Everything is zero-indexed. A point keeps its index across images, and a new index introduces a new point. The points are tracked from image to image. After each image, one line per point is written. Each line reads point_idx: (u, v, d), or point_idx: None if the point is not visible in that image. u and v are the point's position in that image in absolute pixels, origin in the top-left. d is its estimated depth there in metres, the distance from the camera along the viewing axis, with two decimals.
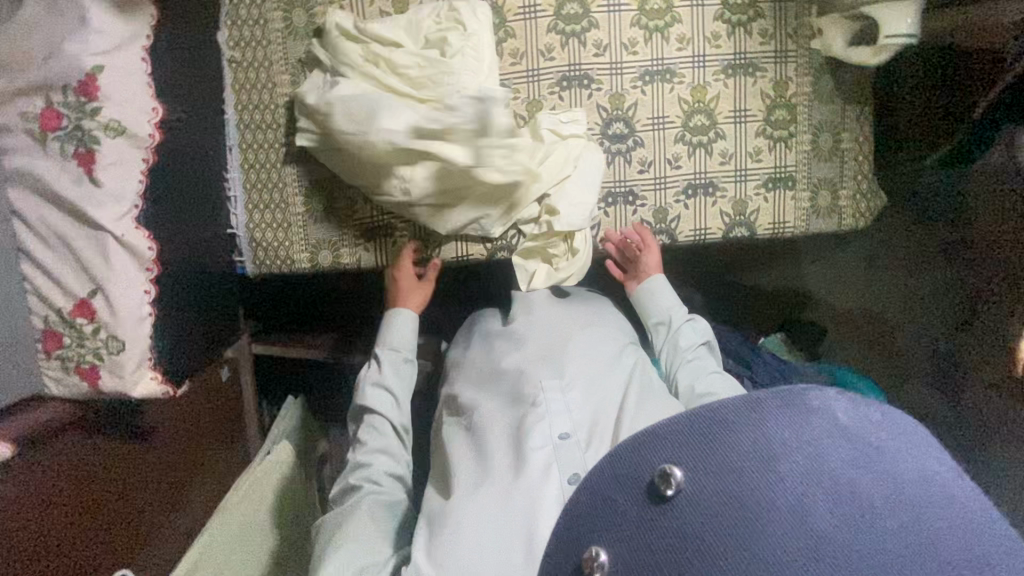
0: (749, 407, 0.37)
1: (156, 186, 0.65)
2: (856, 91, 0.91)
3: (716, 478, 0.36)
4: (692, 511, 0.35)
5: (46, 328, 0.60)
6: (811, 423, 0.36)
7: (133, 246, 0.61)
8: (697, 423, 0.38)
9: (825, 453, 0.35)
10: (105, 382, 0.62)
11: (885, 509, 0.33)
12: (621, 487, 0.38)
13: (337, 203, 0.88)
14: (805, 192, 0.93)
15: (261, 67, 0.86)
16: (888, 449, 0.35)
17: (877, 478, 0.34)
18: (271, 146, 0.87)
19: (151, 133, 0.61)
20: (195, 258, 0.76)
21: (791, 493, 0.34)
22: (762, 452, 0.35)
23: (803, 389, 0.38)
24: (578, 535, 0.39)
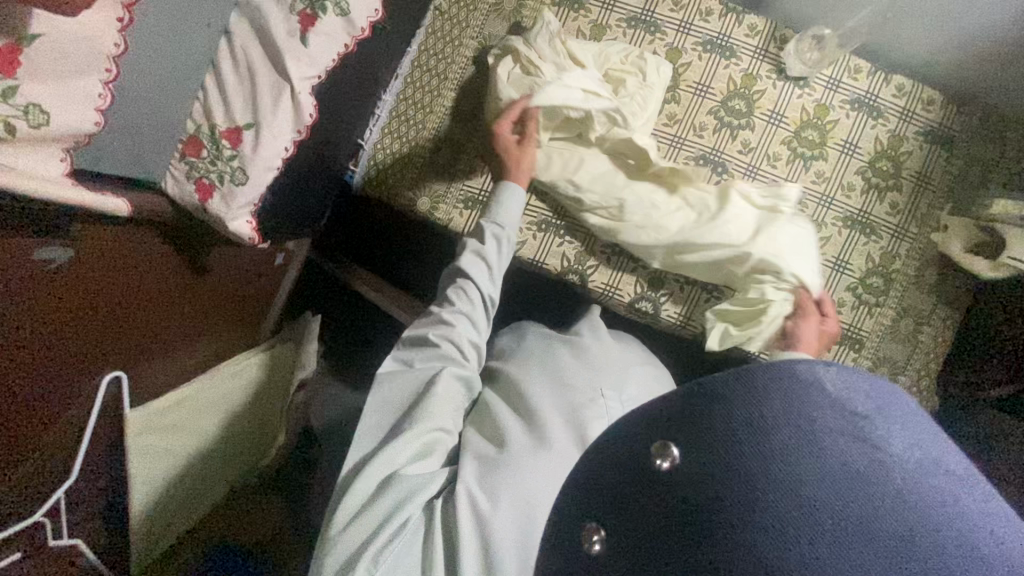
0: (737, 379, 0.31)
1: (340, 70, 0.72)
2: (953, 295, 0.94)
3: (712, 451, 0.30)
4: (686, 488, 0.30)
5: (194, 135, 0.66)
6: (817, 400, 0.29)
7: (299, 105, 0.66)
8: (687, 397, 0.32)
9: (826, 435, 0.28)
10: (213, 203, 0.66)
11: (906, 525, 0.25)
12: (616, 467, 0.33)
13: (458, 164, 0.94)
14: (867, 360, 0.94)
15: (457, 27, 0.95)
16: (898, 439, 0.29)
17: (884, 477, 0.27)
18: (431, 92, 0.95)
19: (363, 26, 0.68)
20: (326, 147, 0.81)
21: (794, 478, 0.28)
22: (754, 424, 0.29)
23: (790, 357, 0.31)
24: (577, 512, 0.34)
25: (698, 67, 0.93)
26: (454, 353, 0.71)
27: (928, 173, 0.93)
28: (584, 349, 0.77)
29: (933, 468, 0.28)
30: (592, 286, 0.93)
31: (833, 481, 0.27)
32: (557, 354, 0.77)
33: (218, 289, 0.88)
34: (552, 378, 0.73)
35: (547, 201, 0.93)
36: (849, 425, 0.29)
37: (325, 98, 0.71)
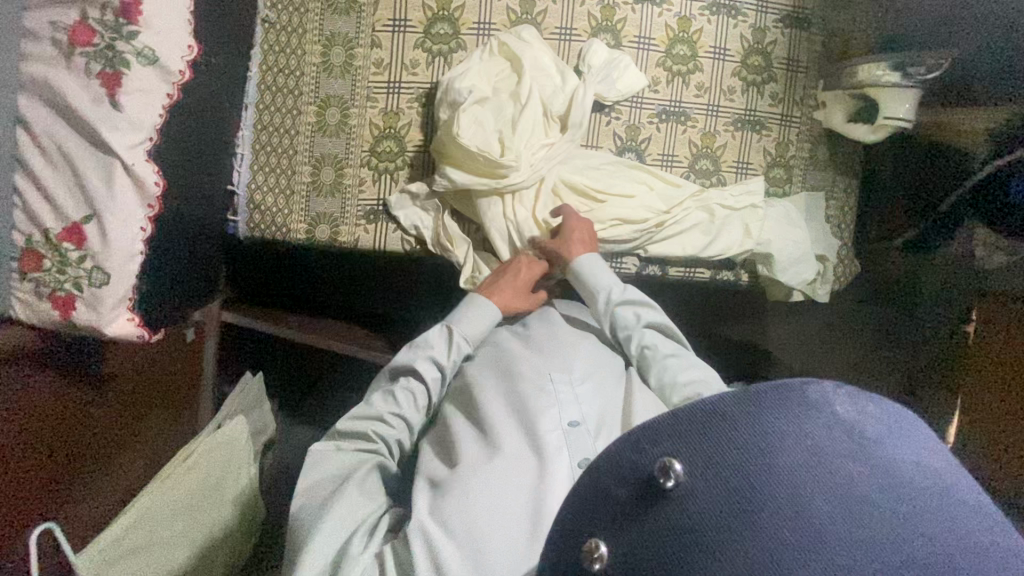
0: (740, 397, 0.35)
1: (174, 127, 0.64)
2: (847, 163, 0.99)
3: (719, 471, 0.33)
4: (693, 507, 0.32)
5: (27, 247, 0.57)
6: (814, 416, 0.34)
7: (138, 177, 0.58)
8: (694, 416, 0.35)
9: (828, 453, 0.32)
10: (79, 314, 0.58)
11: (892, 509, 0.30)
12: (617, 477, 0.35)
13: (346, 181, 0.88)
14: None
15: (294, 35, 0.87)
16: (888, 446, 0.33)
17: (874, 471, 0.31)
18: (290, 112, 0.87)
19: (181, 70, 0.60)
20: (190, 210, 0.73)
21: (803, 494, 0.31)
22: (760, 446, 0.33)
23: (799, 383, 0.35)
24: (576, 527, 0.36)
25: (555, 11, 0.90)
26: (388, 448, 0.68)
27: (795, 57, 0.95)
28: (537, 339, 0.76)
29: (918, 473, 0.32)
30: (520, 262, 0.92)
31: (831, 492, 0.31)
32: (506, 350, 0.75)
33: (131, 392, 0.80)
34: (506, 373, 0.71)
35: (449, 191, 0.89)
36: (844, 438, 0.33)
37: (166, 164, 0.63)
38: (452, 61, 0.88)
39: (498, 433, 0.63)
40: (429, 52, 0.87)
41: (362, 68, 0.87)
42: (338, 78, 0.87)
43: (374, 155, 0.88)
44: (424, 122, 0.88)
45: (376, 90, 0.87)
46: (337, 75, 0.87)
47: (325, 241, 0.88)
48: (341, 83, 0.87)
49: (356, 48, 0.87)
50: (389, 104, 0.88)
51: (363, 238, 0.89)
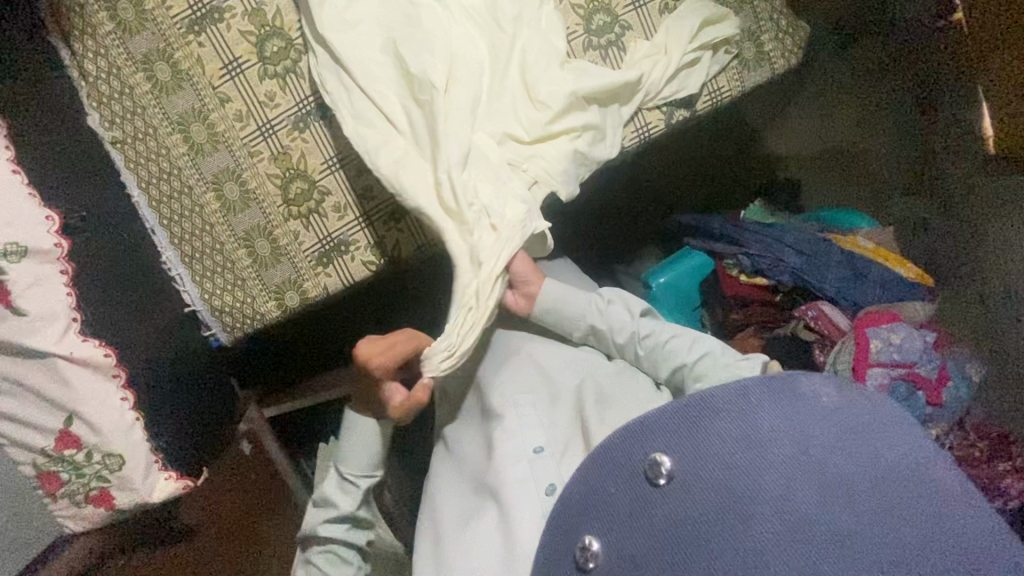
0: (738, 395, 0.58)
1: (101, 298, 0.71)
2: None
3: (706, 460, 0.56)
4: (687, 491, 0.55)
5: (41, 472, 0.67)
6: (796, 407, 0.56)
7: (91, 358, 0.67)
8: (686, 410, 0.60)
9: (808, 439, 0.54)
10: (119, 499, 0.69)
11: (834, 458, 0.52)
12: (619, 474, 0.61)
13: (281, 241, 0.85)
14: (729, 50, 0.90)
15: (148, 138, 0.81)
16: (845, 434, 0.54)
17: (840, 450, 0.53)
18: (194, 210, 0.83)
19: (56, 243, 0.67)
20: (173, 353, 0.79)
21: (764, 470, 0.53)
22: (753, 438, 0.55)
23: (797, 382, 0.58)
24: (577, 524, 0.62)
25: None
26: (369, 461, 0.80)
27: None
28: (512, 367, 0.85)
29: (869, 448, 0.53)
30: None
31: (795, 463, 0.52)
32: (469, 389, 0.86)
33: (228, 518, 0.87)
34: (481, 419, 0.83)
35: (378, 191, 0.86)
36: (843, 443, 0.53)
37: (117, 334, 0.71)
38: (305, 73, 0.82)
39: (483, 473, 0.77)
40: (279, 77, 0.82)
41: (227, 129, 0.82)
42: (214, 154, 0.82)
43: (291, 202, 0.84)
44: (317, 144, 0.83)
45: (253, 142, 0.82)
46: (210, 151, 0.82)
47: (298, 305, 0.87)
48: (219, 156, 0.82)
49: (214, 117, 0.81)
50: (273, 149, 0.83)
51: (329, 283, 0.87)
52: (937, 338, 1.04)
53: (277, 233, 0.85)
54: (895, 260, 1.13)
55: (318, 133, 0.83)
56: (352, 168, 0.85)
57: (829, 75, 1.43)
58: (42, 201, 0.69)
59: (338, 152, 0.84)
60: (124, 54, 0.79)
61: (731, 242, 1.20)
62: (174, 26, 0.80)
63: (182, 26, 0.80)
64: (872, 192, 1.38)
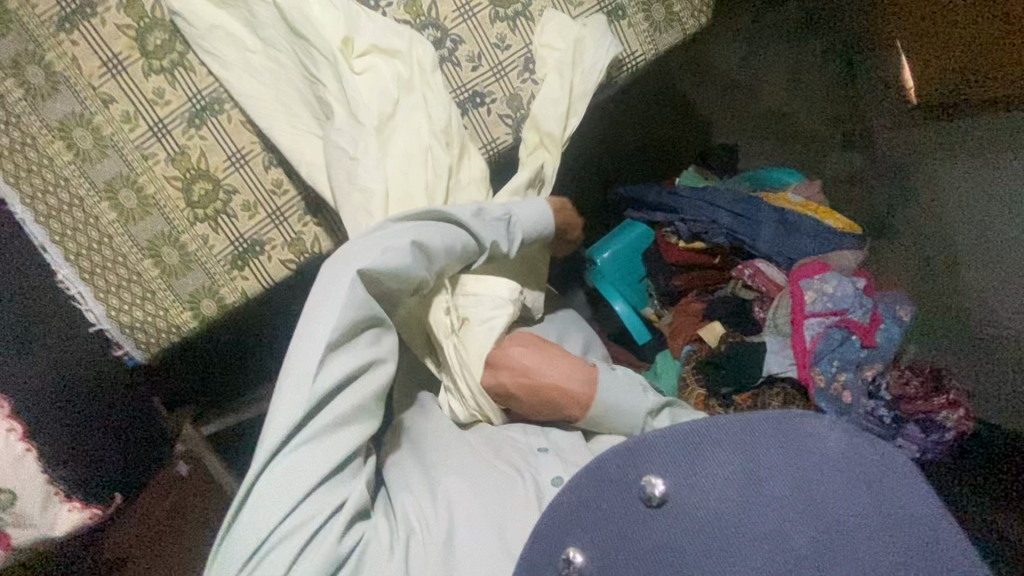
0: (744, 424, 0.49)
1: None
2: None
3: (700, 491, 0.47)
4: (677, 519, 0.47)
5: None
6: (795, 446, 0.47)
7: None
8: (684, 433, 0.50)
9: (819, 474, 0.46)
10: (16, 536, 0.69)
11: (849, 500, 0.45)
12: (607, 494, 0.50)
13: (190, 247, 0.80)
14: (639, 13, 0.89)
15: (25, 148, 0.74)
16: (866, 470, 0.46)
17: (857, 487, 0.45)
18: (88, 223, 0.77)
19: None
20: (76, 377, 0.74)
21: (773, 498, 0.45)
22: (752, 473, 0.47)
23: (802, 417, 0.49)
24: (557, 542, 0.51)
25: None
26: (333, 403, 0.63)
27: None
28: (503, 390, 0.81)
29: (890, 487, 0.45)
30: None
31: (803, 495, 0.45)
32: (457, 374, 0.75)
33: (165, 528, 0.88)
34: (464, 434, 0.74)
35: (289, 186, 0.82)
36: (862, 483, 0.45)
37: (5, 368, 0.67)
38: (193, 65, 0.77)
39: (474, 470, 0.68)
40: (165, 72, 0.76)
41: (115, 132, 0.76)
42: (103, 160, 0.76)
43: (196, 205, 0.79)
44: (217, 141, 0.78)
45: (145, 144, 0.77)
46: (99, 158, 0.76)
47: (216, 313, 0.83)
48: (110, 161, 0.77)
49: (99, 122, 0.76)
50: (170, 150, 0.78)
51: (247, 286, 0.83)
52: (867, 284, 1.07)
53: (185, 238, 0.80)
54: (823, 213, 1.16)
55: (218, 128, 0.78)
56: (257, 163, 0.80)
57: (751, 41, 1.45)
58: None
59: (241, 147, 0.80)
60: None
61: (667, 210, 1.19)
62: (41, 24, 0.73)
63: (51, 24, 0.73)
64: (809, 145, 1.41)
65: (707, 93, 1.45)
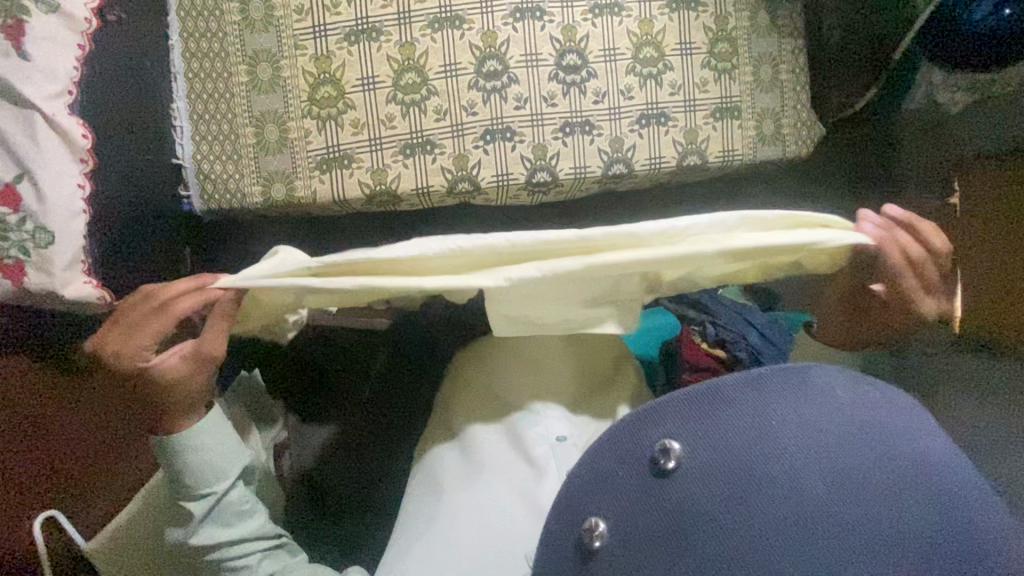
0: (745, 384, 0.57)
1: (97, 106, 0.72)
2: (791, 24, 0.97)
3: (716, 448, 0.54)
4: (687, 478, 0.54)
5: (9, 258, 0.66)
6: (806, 403, 0.55)
7: (68, 136, 0.67)
8: (704, 394, 0.58)
9: (826, 432, 0.53)
10: (32, 280, 0.67)
11: (869, 463, 0.51)
12: (626, 459, 0.59)
13: (291, 133, 0.87)
14: (751, 121, 0.97)
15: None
16: (873, 440, 0.53)
17: (865, 450, 0.52)
18: (221, 75, 0.85)
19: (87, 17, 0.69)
20: (149, 192, 0.81)
21: (784, 455, 0.52)
22: (761, 427, 0.54)
23: (806, 372, 0.58)
24: (582, 506, 0.59)
25: None
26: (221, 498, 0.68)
27: None
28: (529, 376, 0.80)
29: (875, 439, 0.53)
30: (486, 185, 0.91)
31: (819, 471, 0.51)
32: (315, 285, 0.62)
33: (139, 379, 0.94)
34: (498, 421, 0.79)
35: (398, 123, 0.88)
36: (855, 437, 0.53)
37: (105, 150, 0.73)
38: None
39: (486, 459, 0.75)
40: None
41: (283, 17, 0.85)
42: (262, 33, 0.85)
43: (315, 103, 0.87)
44: (359, 61, 0.87)
45: (302, 36, 0.85)
46: (259, 30, 0.85)
47: (282, 199, 0.87)
48: (265, 36, 0.85)
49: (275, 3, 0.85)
50: (318, 49, 0.86)
51: (320, 191, 0.88)
52: None
53: (291, 126, 0.87)
54: None
55: (365, 50, 0.87)
56: (382, 94, 0.88)
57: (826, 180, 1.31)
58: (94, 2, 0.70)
59: (376, 75, 0.87)
60: None
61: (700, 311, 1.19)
62: None
63: None
64: None
65: None
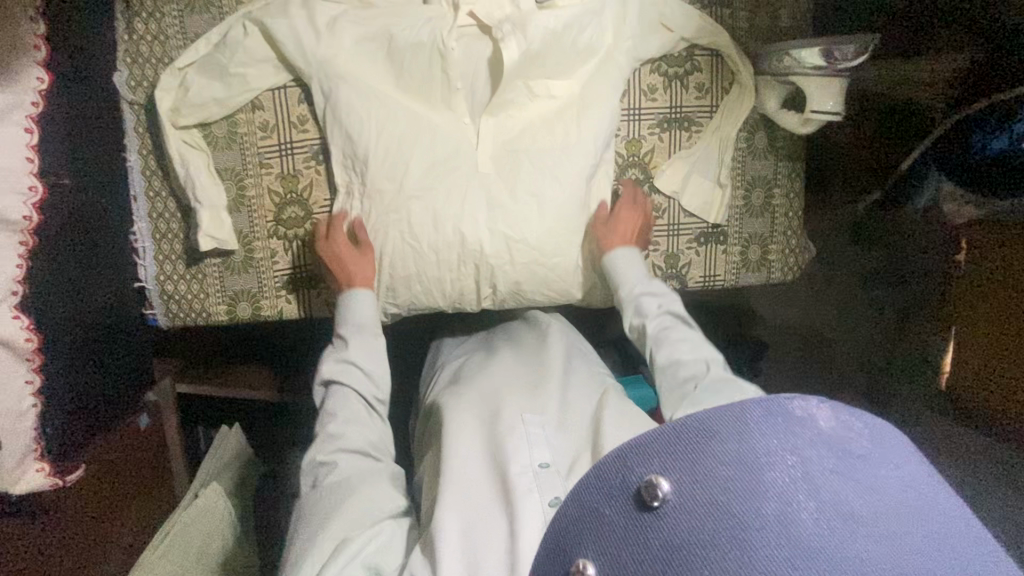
0: (730, 411, 0.39)
1: (53, 263, 0.64)
2: (790, 145, 0.91)
3: (703, 485, 0.37)
4: (674, 528, 0.37)
5: None
6: (786, 431, 0.37)
7: (8, 338, 0.59)
8: (675, 429, 0.39)
9: (817, 471, 0.35)
10: None
11: (879, 514, 0.34)
12: (609, 497, 0.40)
13: (256, 253, 0.84)
14: (736, 247, 0.94)
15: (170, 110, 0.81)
16: (894, 487, 0.36)
17: (863, 486, 0.35)
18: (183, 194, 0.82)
19: (31, 185, 0.61)
20: (117, 325, 0.77)
21: (762, 519, 0.35)
22: (744, 461, 0.37)
23: (786, 397, 0.39)
24: (566, 546, 0.41)
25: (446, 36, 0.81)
26: None
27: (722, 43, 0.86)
28: (508, 389, 0.79)
29: (864, 470, 0.36)
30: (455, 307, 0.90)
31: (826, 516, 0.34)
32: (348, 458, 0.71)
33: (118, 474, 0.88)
34: (479, 440, 0.73)
35: None
36: (851, 470, 0.36)
37: (53, 313, 0.64)
38: None
39: (455, 507, 0.66)
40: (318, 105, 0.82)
41: (248, 134, 0.82)
42: (225, 151, 0.82)
43: (281, 222, 0.84)
44: (327, 180, 0.84)
45: (267, 154, 0.82)
46: (222, 147, 0.82)
47: (248, 318, 0.86)
48: (230, 154, 0.82)
49: (240, 118, 0.81)
50: (285, 168, 0.83)
51: (287, 310, 0.86)
52: None
53: (255, 245, 0.84)
54: None
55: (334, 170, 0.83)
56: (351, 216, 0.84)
57: (829, 265, 1.24)
58: (36, 168, 0.62)
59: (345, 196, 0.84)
60: (178, 29, 0.79)
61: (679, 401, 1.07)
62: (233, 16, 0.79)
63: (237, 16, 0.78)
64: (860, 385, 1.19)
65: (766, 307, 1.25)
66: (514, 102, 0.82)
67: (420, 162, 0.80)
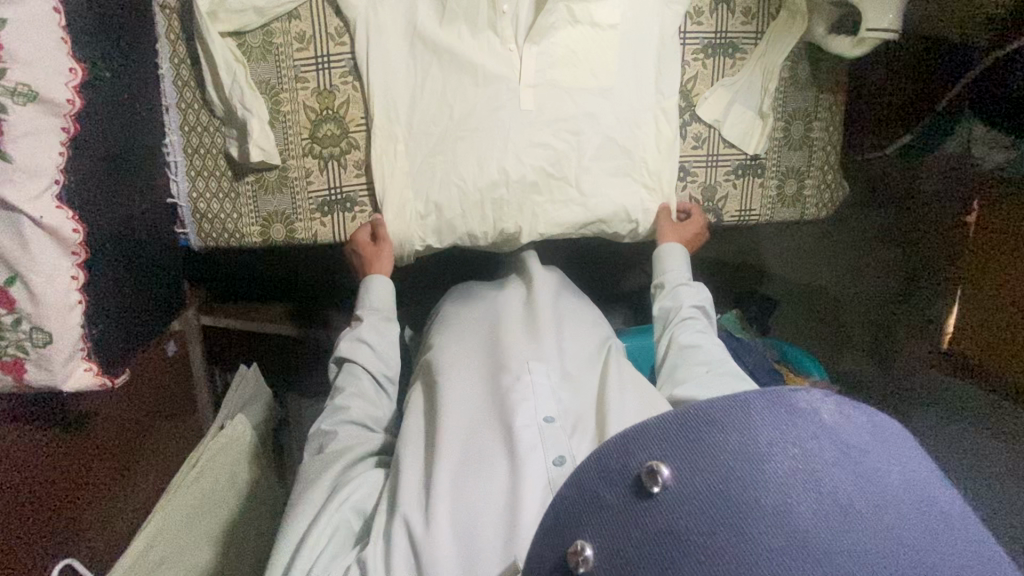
0: (729, 399, 0.37)
1: (89, 160, 0.62)
2: (832, 76, 0.90)
3: (702, 471, 0.35)
4: (675, 509, 0.35)
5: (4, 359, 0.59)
6: (792, 422, 0.36)
7: (54, 229, 0.57)
8: (679, 416, 0.38)
9: (816, 460, 0.34)
10: (32, 375, 0.60)
11: (881, 500, 0.32)
12: (607, 479, 0.38)
13: (290, 172, 0.82)
14: (773, 180, 0.92)
15: None
16: (890, 476, 0.34)
17: (860, 478, 0.33)
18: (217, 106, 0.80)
19: (71, 68, 0.58)
20: (150, 240, 0.75)
21: (758, 499, 0.33)
22: (743, 449, 0.35)
23: (789, 391, 0.37)
24: (567, 523, 0.40)
25: None
26: None
27: None
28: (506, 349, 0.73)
29: (869, 464, 0.34)
30: None
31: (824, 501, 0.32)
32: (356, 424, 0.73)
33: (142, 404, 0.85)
34: (478, 401, 0.68)
35: None
36: (853, 463, 0.34)
37: (92, 216, 0.62)
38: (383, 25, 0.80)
39: (452, 464, 0.61)
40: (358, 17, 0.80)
41: (284, 45, 0.79)
42: (260, 62, 0.79)
43: (316, 141, 0.82)
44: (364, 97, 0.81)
45: (304, 68, 0.80)
46: (258, 58, 0.79)
47: (281, 240, 0.84)
48: (264, 66, 0.79)
49: (276, 29, 0.79)
50: (322, 83, 0.80)
51: (320, 233, 0.84)
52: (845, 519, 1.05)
53: (290, 163, 0.82)
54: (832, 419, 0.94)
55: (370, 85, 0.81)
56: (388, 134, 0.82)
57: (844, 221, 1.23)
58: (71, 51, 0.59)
59: None
60: None
61: None
62: None
63: None
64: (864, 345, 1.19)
65: (780, 261, 1.23)
66: (553, 25, 0.80)
67: (465, 99, 0.80)
